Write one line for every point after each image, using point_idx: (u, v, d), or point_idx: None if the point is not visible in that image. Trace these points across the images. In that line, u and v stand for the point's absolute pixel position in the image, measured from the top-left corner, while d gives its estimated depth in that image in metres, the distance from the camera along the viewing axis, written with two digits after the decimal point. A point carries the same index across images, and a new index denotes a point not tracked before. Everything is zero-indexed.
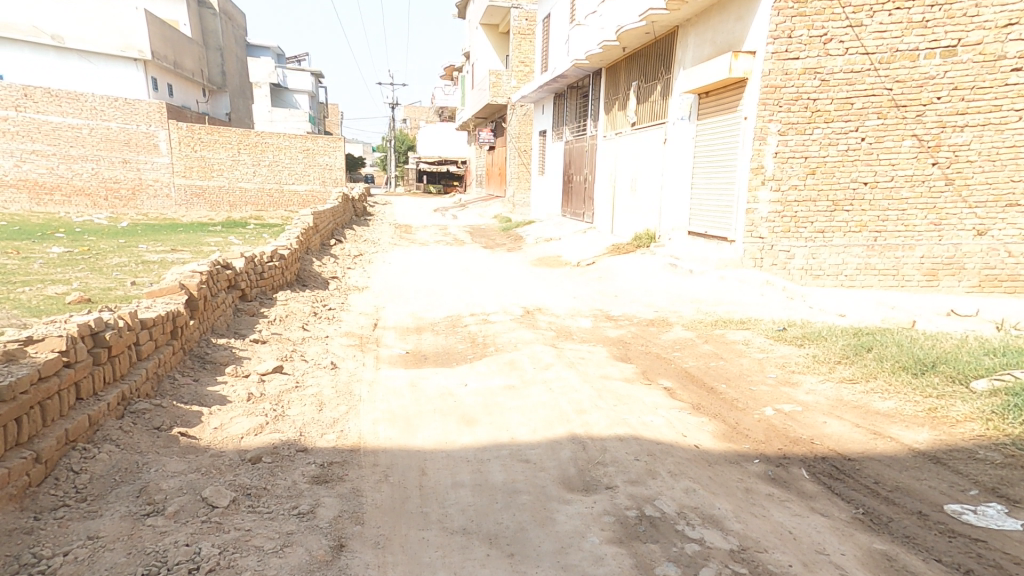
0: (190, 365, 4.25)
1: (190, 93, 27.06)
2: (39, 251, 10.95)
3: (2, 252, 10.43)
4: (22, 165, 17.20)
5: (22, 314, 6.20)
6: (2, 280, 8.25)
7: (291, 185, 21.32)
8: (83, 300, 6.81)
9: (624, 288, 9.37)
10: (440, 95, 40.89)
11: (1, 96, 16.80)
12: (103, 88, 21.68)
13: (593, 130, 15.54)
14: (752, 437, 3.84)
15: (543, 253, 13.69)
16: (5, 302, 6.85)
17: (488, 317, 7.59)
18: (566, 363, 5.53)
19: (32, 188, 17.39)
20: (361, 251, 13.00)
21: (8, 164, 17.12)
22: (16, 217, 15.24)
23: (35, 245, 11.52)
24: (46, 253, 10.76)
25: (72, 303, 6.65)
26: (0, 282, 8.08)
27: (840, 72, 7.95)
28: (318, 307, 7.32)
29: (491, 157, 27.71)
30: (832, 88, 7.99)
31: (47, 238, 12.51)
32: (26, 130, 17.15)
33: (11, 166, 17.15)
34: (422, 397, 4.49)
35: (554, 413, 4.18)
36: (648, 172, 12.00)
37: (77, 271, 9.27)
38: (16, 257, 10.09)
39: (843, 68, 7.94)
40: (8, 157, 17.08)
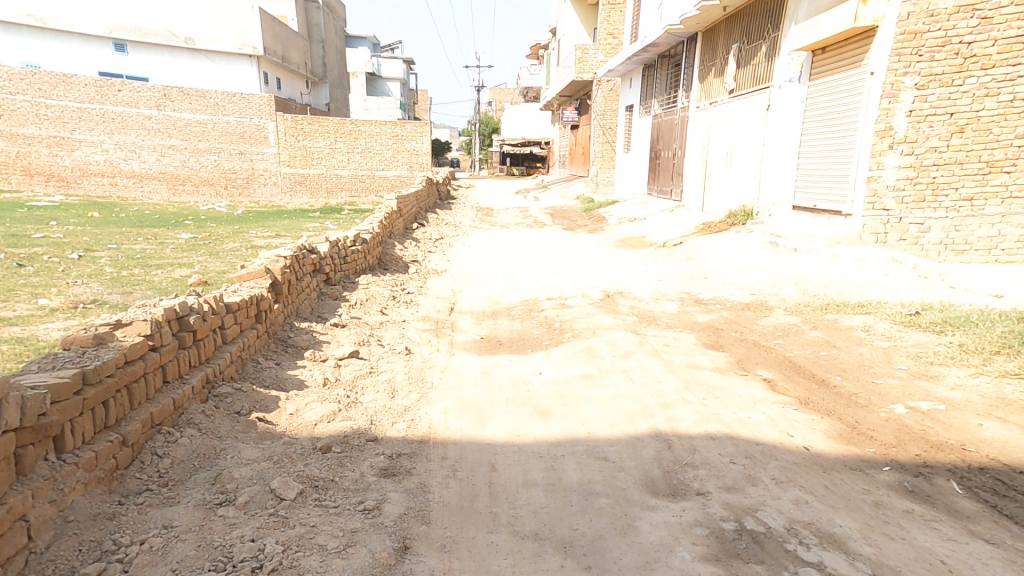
0: (273, 348, 4.34)
1: (294, 86, 28.64)
2: (171, 236, 12.03)
3: (142, 237, 11.56)
4: (163, 158, 18.92)
5: (150, 294, 6.79)
6: (139, 262, 9.11)
7: (382, 171, 21.91)
8: (203, 281, 7.41)
9: (716, 270, 8.70)
10: (526, 75, 40.60)
11: (145, 96, 18.40)
12: (224, 85, 23.44)
13: (683, 101, 14.60)
14: (878, 440, 3.29)
15: (627, 233, 13.10)
16: (140, 283, 7.54)
17: (565, 302, 7.30)
18: (649, 350, 5.12)
19: (170, 180, 19.20)
20: (443, 234, 13.08)
21: (151, 159, 18.86)
22: (154, 206, 16.88)
23: (168, 231, 12.68)
24: (176, 238, 11.82)
25: (192, 284, 7.20)
26: (138, 264, 8.93)
27: (1009, 6, 6.83)
28: (397, 291, 7.38)
29: (575, 136, 27.02)
30: (996, 26, 6.91)
31: (177, 224, 13.71)
32: (165, 126, 18.78)
33: (154, 159, 18.89)
34: (494, 387, 4.34)
35: (635, 405, 3.84)
36: (745, 144, 11.06)
37: (199, 255, 10.06)
38: (152, 242, 11.16)
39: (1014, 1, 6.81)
40: (151, 151, 18.79)
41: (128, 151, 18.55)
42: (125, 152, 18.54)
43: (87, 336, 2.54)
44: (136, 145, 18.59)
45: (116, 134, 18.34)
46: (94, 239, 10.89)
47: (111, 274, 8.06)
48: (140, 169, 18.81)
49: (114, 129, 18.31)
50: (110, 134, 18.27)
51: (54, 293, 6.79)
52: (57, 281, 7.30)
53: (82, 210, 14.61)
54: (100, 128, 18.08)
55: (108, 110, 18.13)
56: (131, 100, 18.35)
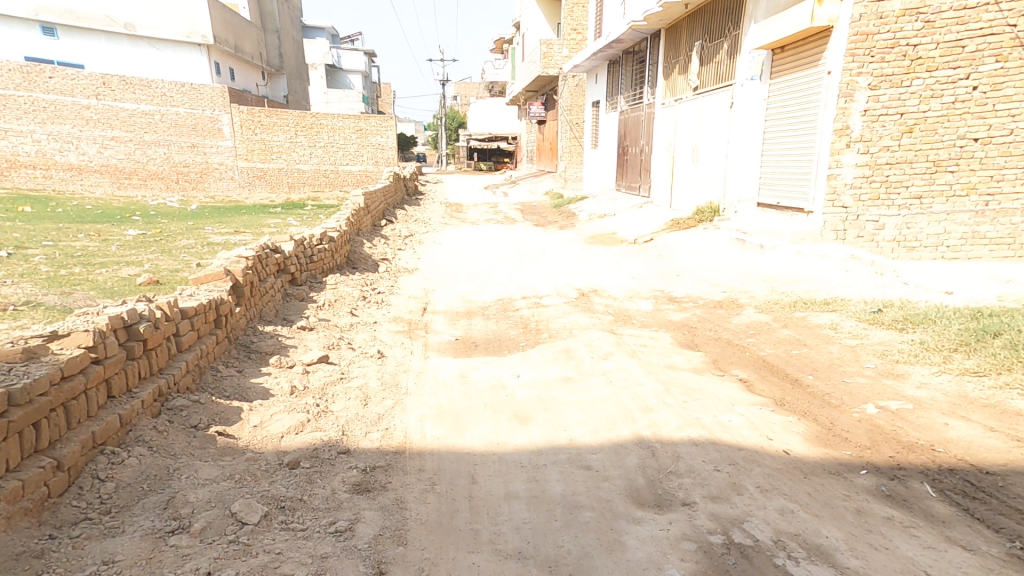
0: (234, 355, 4.08)
1: (250, 76, 27.67)
2: (117, 233, 11.40)
3: (85, 234, 10.91)
4: (104, 151, 17.92)
5: (97, 296, 6.37)
6: (83, 261, 8.57)
7: (346, 165, 21.34)
8: (153, 281, 6.98)
9: (687, 266, 8.78)
10: (491, 69, 40.32)
11: (82, 84, 17.31)
12: (170, 74, 22.49)
13: (649, 98, 14.66)
14: (854, 441, 3.29)
15: (597, 230, 13.11)
16: (83, 283, 7.08)
17: (540, 301, 7.21)
18: (627, 352, 5.09)
19: (115, 173, 18.21)
20: (412, 231, 12.81)
21: (91, 151, 17.79)
22: (99, 201, 16.00)
23: (114, 227, 12.01)
24: (123, 234, 11.20)
25: (142, 283, 6.79)
26: (81, 263, 8.40)
27: (949, 10, 6.98)
28: (367, 291, 7.13)
29: (543, 131, 26.95)
30: (938, 30, 7.06)
31: (123, 220, 13.01)
32: (106, 117, 17.76)
33: (94, 152, 17.84)
34: (472, 391, 4.22)
35: (616, 410, 3.79)
36: (711, 141, 11.17)
37: (149, 253, 9.54)
38: (97, 239, 10.54)
39: (953, 5, 6.95)
40: (91, 143, 17.72)
41: (64, 141, 17.37)
42: (60, 143, 17.34)
43: (15, 350, 2.30)
44: (73, 136, 17.45)
45: (49, 123, 17.11)
46: (30, 236, 10.20)
47: (50, 273, 7.54)
48: (78, 162, 17.65)
49: (46, 118, 17.07)
50: (41, 124, 17.03)
51: None
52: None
53: (16, 205, 13.69)
54: (29, 117, 16.84)
55: (39, 97, 16.90)
56: (64, 88, 17.11)
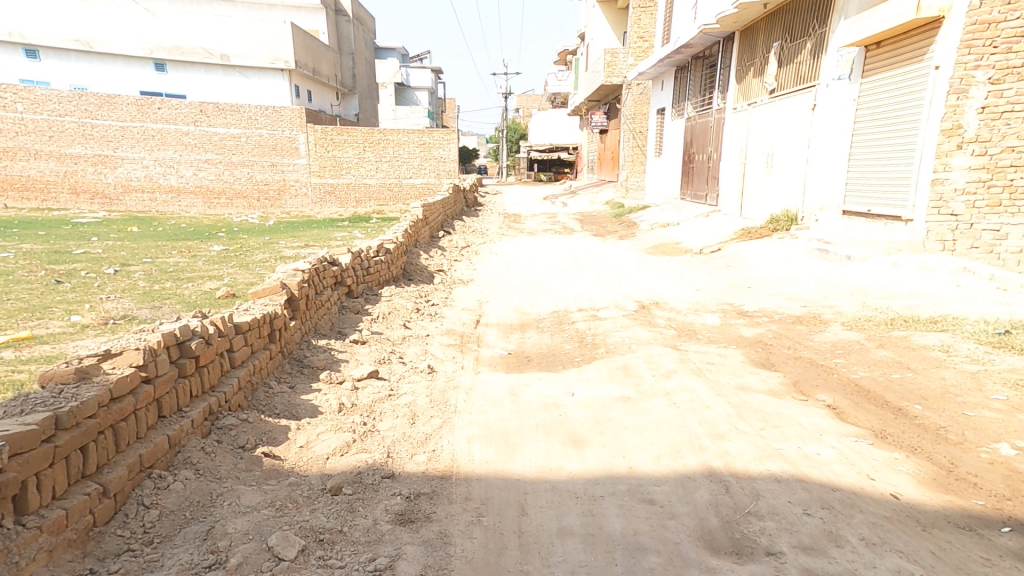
0: (287, 370, 4.06)
1: (324, 97, 28.97)
2: (204, 248, 12.07)
3: (177, 250, 11.62)
4: (199, 173, 19.20)
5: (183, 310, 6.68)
6: (173, 276, 9.07)
7: (410, 179, 21.79)
8: (232, 295, 7.25)
9: (760, 278, 8.21)
10: (553, 80, 40.34)
11: (182, 113, 18.75)
12: (256, 99, 23.81)
13: (719, 103, 14.05)
14: (986, 489, 2.83)
15: (659, 240, 12.59)
16: (172, 297, 7.46)
17: (597, 313, 6.90)
18: (692, 370, 4.70)
19: (206, 194, 19.47)
20: (469, 242, 12.80)
21: (188, 173, 19.17)
22: (190, 219, 17.14)
23: (202, 243, 12.74)
24: (209, 250, 11.85)
25: (223, 298, 7.06)
26: (171, 277, 8.89)
27: None
28: (422, 303, 7.08)
29: (604, 140, 26.54)
30: None
31: (210, 237, 13.80)
32: (202, 142, 19.10)
33: (190, 174, 19.19)
34: (523, 410, 3.99)
35: (681, 435, 3.43)
36: (788, 145, 10.50)
37: (230, 267, 10.00)
38: (186, 254, 11.19)
39: None
40: (188, 166, 19.10)
41: (166, 166, 18.90)
42: (163, 167, 18.89)
43: (68, 370, 2.28)
44: (174, 160, 18.93)
45: (156, 150, 18.77)
46: (130, 253, 10.96)
47: (144, 288, 8.00)
48: (177, 184, 19.15)
49: (154, 146, 18.74)
50: (150, 151, 18.71)
51: (89, 307, 6.78)
52: (90, 296, 7.25)
53: (122, 224, 14.89)
54: (141, 145, 18.55)
55: (148, 127, 18.59)
56: (170, 117, 18.71)
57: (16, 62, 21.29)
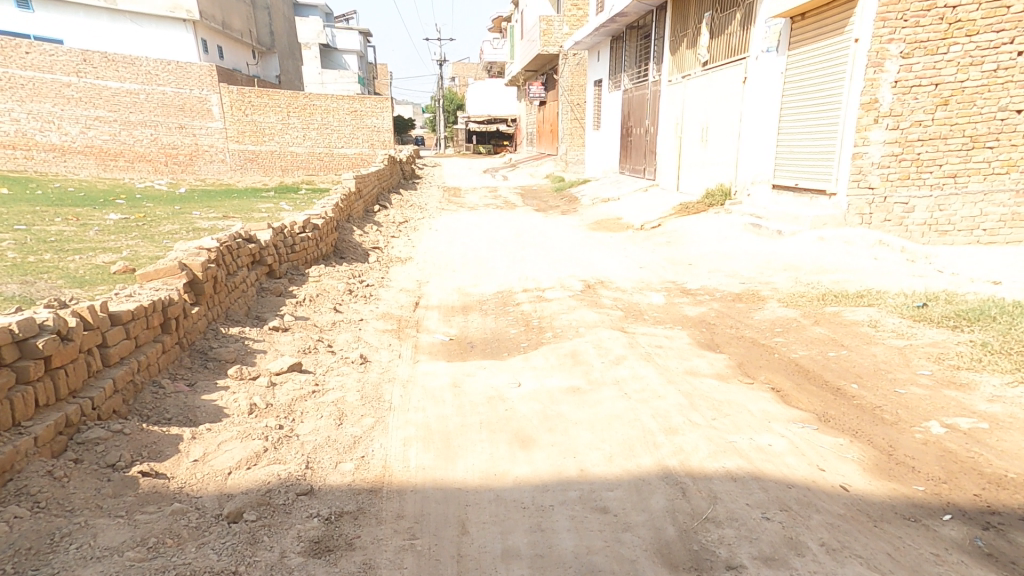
0: (186, 364, 3.53)
1: (240, 55, 26.84)
2: (98, 217, 10.78)
3: (62, 218, 10.27)
4: (89, 131, 16.94)
5: (67, 286, 5.83)
6: (56, 247, 7.97)
7: (341, 149, 20.77)
8: (128, 270, 6.40)
9: (700, 255, 8.18)
10: (489, 49, 39.34)
11: (60, 60, 16.26)
12: (157, 52, 21.69)
13: (654, 75, 13.93)
14: (925, 473, 2.74)
15: (601, 215, 12.45)
16: (51, 271, 6.51)
17: (542, 294, 6.63)
18: (641, 356, 4.56)
19: (99, 154, 17.24)
20: (405, 217, 12.18)
21: (74, 131, 16.77)
22: (82, 183, 15.32)
23: (95, 211, 11.37)
24: (103, 219, 10.57)
25: (118, 273, 6.25)
26: (53, 249, 7.81)
27: None
28: (354, 284, 6.55)
29: (543, 113, 26.20)
30: None
31: (106, 204, 12.35)
32: (89, 96, 16.83)
33: (77, 132, 16.82)
34: (465, 406, 3.69)
35: (635, 431, 3.23)
36: (721, 120, 10.52)
37: (129, 238, 8.94)
38: (75, 223, 9.92)
39: None
40: (73, 123, 16.71)
41: (44, 121, 16.35)
42: (41, 122, 16.32)
43: None
44: (54, 115, 16.42)
45: (28, 101, 16.10)
46: (2, 221, 9.58)
47: (17, 261, 6.94)
48: (61, 142, 16.63)
49: (25, 96, 16.06)
50: (21, 102, 16.03)
51: None
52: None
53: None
54: (7, 95, 15.82)
55: (16, 74, 15.90)
56: (43, 64, 16.15)
57: None
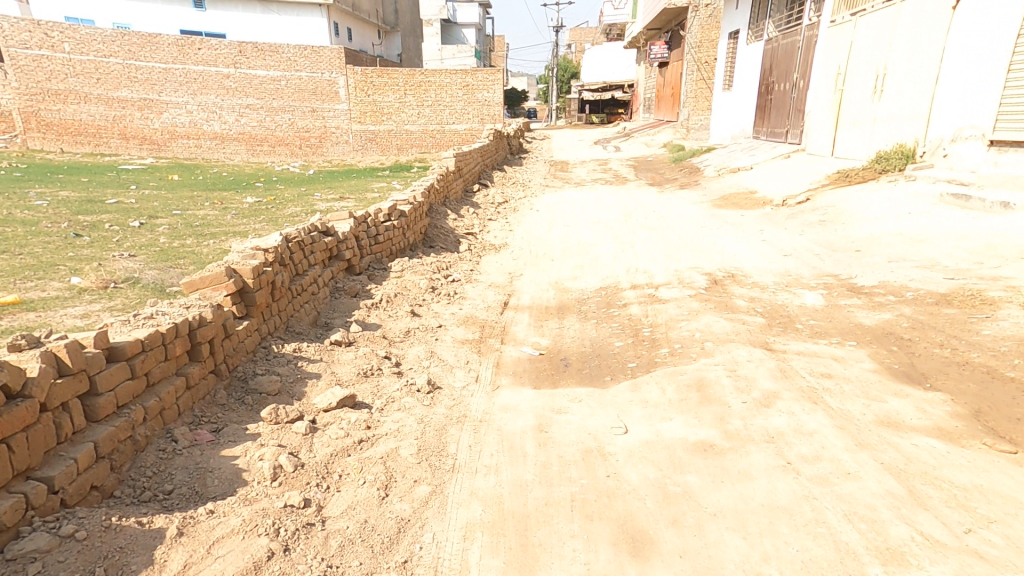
0: (219, 401, 2.99)
1: (365, 36, 27.37)
2: (238, 200, 11.13)
3: (210, 202, 10.69)
4: (241, 119, 18.31)
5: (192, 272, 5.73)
6: (197, 230, 8.15)
7: (453, 125, 20.22)
8: None
9: (872, 238, 6.43)
10: (608, 10, 36.91)
11: (221, 54, 17.65)
12: (297, 38, 22.42)
13: (811, 16, 11.62)
14: None
15: (730, 188, 10.68)
16: (188, 257, 6.52)
17: (655, 293, 5.60)
18: (802, 395, 3.26)
19: (249, 140, 18.61)
20: (507, 196, 11.32)
21: (230, 119, 18.27)
22: (232, 167, 16.42)
23: (236, 194, 11.82)
24: (241, 202, 10.90)
25: None
26: (195, 232, 7.98)
27: None
28: (437, 280, 5.98)
29: (663, 75, 23.91)
30: None
31: (248, 187, 12.89)
32: (242, 85, 18.10)
33: (233, 120, 18.30)
34: (550, 472, 2.78)
35: (823, 548, 2.09)
36: (906, 63, 8.30)
37: (258, 221, 8.98)
38: (217, 206, 10.28)
39: None
40: (230, 112, 18.20)
41: (210, 112, 18.01)
42: (207, 112, 18.00)
43: None
44: (216, 106, 18.02)
45: (198, 94, 17.83)
46: (163, 204, 10.15)
47: (162, 245, 7.08)
48: (220, 130, 18.28)
49: (196, 89, 17.79)
50: (193, 95, 17.79)
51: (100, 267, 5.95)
52: (104, 254, 6.42)
53: (165, 172, 14.24)
54: (184, 89, 17.62)
55: (191, 69, 17.60)
56: (210, 59, 17.65)
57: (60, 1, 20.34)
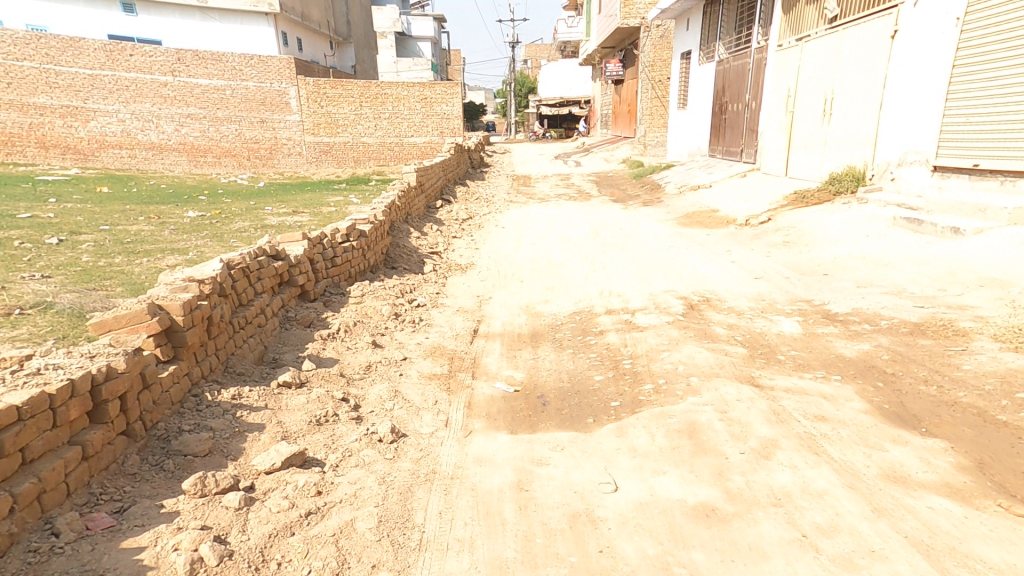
0: (130, 471, 2.51)
1: (317, 46, 26.65)
2: (177, 214, 10.33)
3: (144, 217, 9.85)
4: (182, 129, 17.33)
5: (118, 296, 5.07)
6: (127, 248, 7.40)
7: (410, 137, 19.68)
8: None
9: (838, 261, 6.37)
10: (563, 27, 37.36)
11: (157, 61, 16.69)
12: (238, 47, 21.49)
13: (760, 40, 11.82)
14: None
15: (693, 206, 10.65)
16: (118, 277, 5.84)
17: (631, 318, 5.32)
18: (802, 443, 3.01)
19: (191, 151, 17.61)
20: (470, 212, 10.96)
21: (169, 129, 17.29)
22: (173, 179, 15.42)
23: (175, 209, 10.99)
24: (181, 216, 10.12)
25: None
26: (125, 250, 7.22)
27: None
28: (400, 305, 5.53)
29: (620, 92, 24.15)
30: None
31: (188, 201, 12.04)
32: (181, 94, 17.12)
33: (172, 130, 17.33)
34: (533, 547, 2.40)
35: None
36: (852, 89, 8.43)
37: (199, 237, 8.27)
38: (153, 221, 9.48)
39: None
40: (169, 121, 17.21)
41: (145, 120, 16.99)
42: (142, 122, 16.98)
43: None
44: (153, 114, 17.02)
45: (131, 102, 16.78)
46: (90, 219, 9.28)
47: (85, 265, 6.33)
48: (158, 141, 17.26)
49: (129, 97, 16.73)
50: (125, 103, 16.72)
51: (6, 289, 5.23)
52: (15, 276, 5.67)
53: (93, 184, 13.20)
54: (114, 96, 16.52)
55: (121, 76, 16.50)
56: (144, 65, 16.66)
57: None
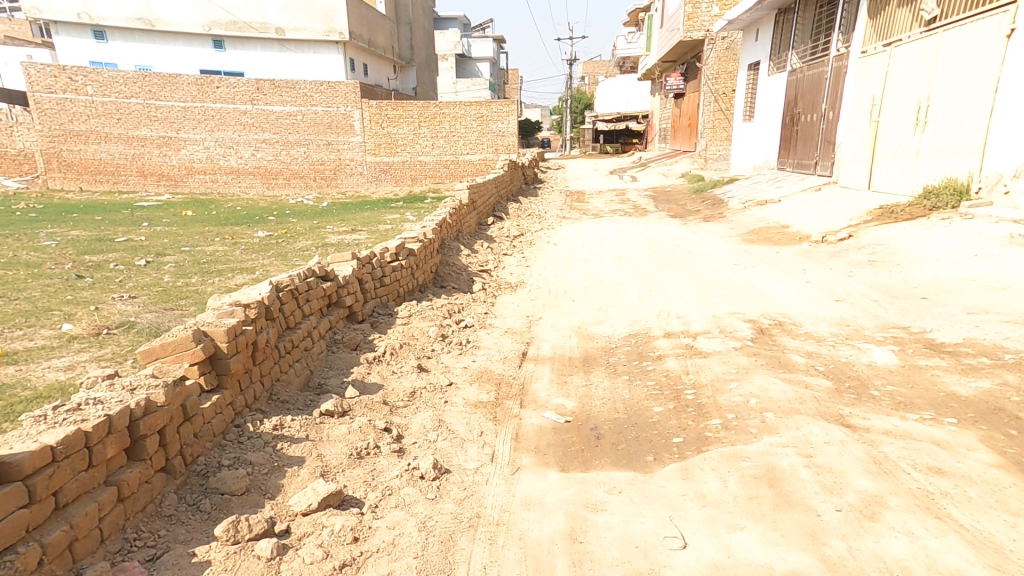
0: (166, 512, 2.39)
1: (382, 70, 27.44)
2: (249, 234, 10.71)
3: (220, 237, 10.27)
4: (257, 153, 18.22)
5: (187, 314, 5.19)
6: (201, 267, 7.66)
7: (467, 155, 19.68)
8: None
9: (938, 283, 5.72)
10: (622, 42, 36.97)
11: (239, 91, 17.64)
12: (313, 75, 22.37)
13: (840, 46, 11.12)
14: None
15: (759, 221, 10.03)
16: (194, 296, 6.00)
17: (693, 343, 4.91)
18: (916, 504, 2.63)
19: (264, 173, 18.48)
20: (523, 229, 10.77)
21: (246, 154, 18.21)
22: (247, 201, 16.18)
23: (248, 228, 11.43)
24: (252, 236, 10.48)
25: None
26: (200, 270, 7.47)
27: None
28: (447, 326, 5.35)
29: (680, 105, 23.46)
30: None
31: (260, 221, 12.50)
32: (259, 121, 18.03)
33: (249, 154, 18.23)
34: None
35: None
36: (952, 94, 7.70)
37: (267, 256, 8.49)
38: (228, 241, 9.85)
39: None
40: (246, 147, 18.14)
41: (227, 147, 18.03)
42: (224, 148, 18.03)
43: None
44: (233, 141, 18.02)
45: (217, 130, 17.86)
46: (173, 240, 9.76)
47: (165, 284, 6.57)
48: (237, 165, 18.24)
49: (214, 126, 17.84)
50: (211, 132, 17.83)
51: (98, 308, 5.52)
52: (105, 295, 5.94)
53: (178, 207, 14.04)
54: (202, 126, 17.68)
55: (209, 107, 17.64)
56: (228, 96, 17.66)
57: (86, 44, 20.95)
